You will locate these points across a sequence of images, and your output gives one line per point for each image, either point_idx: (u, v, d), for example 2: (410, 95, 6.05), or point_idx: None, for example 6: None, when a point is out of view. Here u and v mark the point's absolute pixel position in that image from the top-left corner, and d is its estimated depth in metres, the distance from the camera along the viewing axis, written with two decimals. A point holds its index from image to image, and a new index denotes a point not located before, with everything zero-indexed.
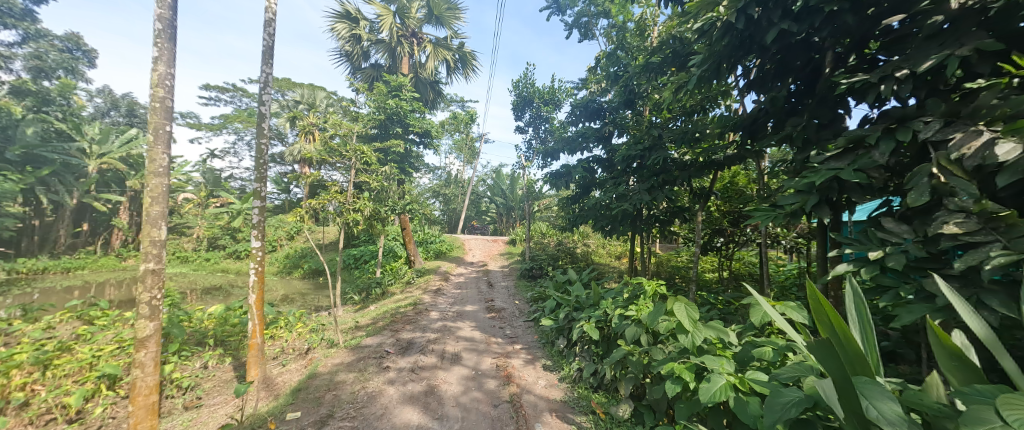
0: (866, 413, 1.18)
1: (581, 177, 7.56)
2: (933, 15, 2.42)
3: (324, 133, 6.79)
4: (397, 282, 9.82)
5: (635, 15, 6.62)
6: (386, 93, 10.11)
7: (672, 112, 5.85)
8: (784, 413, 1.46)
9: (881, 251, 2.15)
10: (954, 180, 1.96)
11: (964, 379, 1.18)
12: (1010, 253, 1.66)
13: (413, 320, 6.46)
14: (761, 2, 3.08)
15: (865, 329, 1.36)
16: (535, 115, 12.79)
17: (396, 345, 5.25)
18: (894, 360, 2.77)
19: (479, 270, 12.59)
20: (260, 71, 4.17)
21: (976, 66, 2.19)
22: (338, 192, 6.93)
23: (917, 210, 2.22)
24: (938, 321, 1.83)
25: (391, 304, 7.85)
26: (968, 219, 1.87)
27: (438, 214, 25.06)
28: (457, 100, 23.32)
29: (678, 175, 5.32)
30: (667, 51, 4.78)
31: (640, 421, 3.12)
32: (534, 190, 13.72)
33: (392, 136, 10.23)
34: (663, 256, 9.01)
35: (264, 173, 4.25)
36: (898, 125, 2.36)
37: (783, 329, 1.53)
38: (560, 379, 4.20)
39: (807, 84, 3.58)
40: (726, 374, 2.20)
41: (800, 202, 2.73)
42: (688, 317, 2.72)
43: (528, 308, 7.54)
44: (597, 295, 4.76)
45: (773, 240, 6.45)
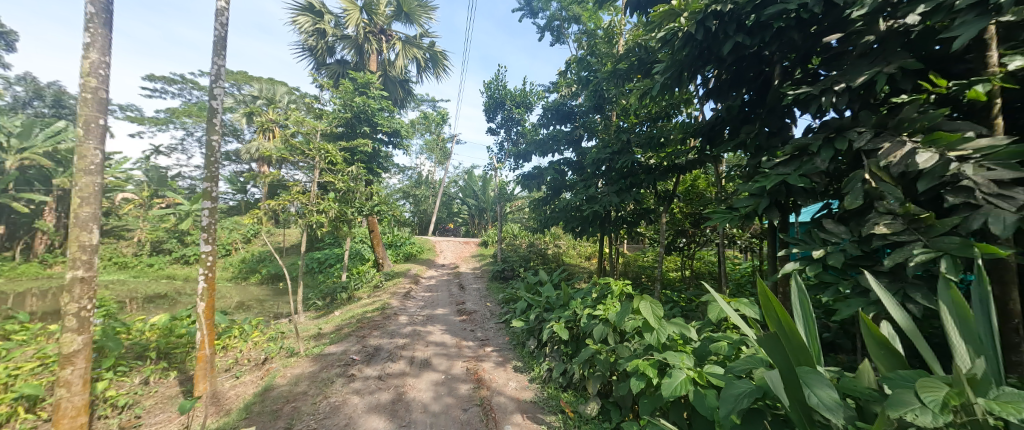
0: (808, 401, 1.30)
1: (552, 179, 7.66)
2: (866, 35, 2.66)
3: (285, 131, 6.48)
4: (364, 286, 9.49)
5: (604, 22, 6.78)
6: (353, 90, 9.77)
7: (638, 117, 6.05)
8: (737, 403, 1.55)
9: (823, 250, 2.33)
10: (883, 185, 2.15)
11: (890, 366, 1.30)
12: (929, 251, 1.85)
13: (381, 326, 6.26)
14: (718, 15, 3.25)
15: (808, 323, 1.47)
16: (507, 117, 12.83)
17: (362, 352, 5.06)
18: (834, 349, 3.01)
19: (450, 272, 12.41)
20: (211, 63, 3.90)
21: (901, 83, 2.43)
22: (300, 193, 6.62)
23: (852, 212, 2.42)
24: (871, 314, 2.00)
25: (358, 309, 7.57)
26: (895, 221, 2.07)
27: (408, 216, 24.56)
28: (428, 100, 22.96)
29: (644, 178, 5.51)
30: (633, 58, 4.96)
31: (607, 418, 3.19)
32: (506, 191, 13.74)
33: (358, 135, 9.83)
34: (630, 256, 9.29)
35: (215, 172, 3.96)
36: (837, 134, 2.56)
37: (737, 324, 1.66)
38: (530, 380, 4.22)
39: (758, 94, 3.81)
40: (686, 369, 2.28)
41: (753, 205, 2.90)
42: (652, 315, 2.83)
43: (499, 309, 7.52)
44: (567, 295, 4.83)
45: (730, 240, 6.83)
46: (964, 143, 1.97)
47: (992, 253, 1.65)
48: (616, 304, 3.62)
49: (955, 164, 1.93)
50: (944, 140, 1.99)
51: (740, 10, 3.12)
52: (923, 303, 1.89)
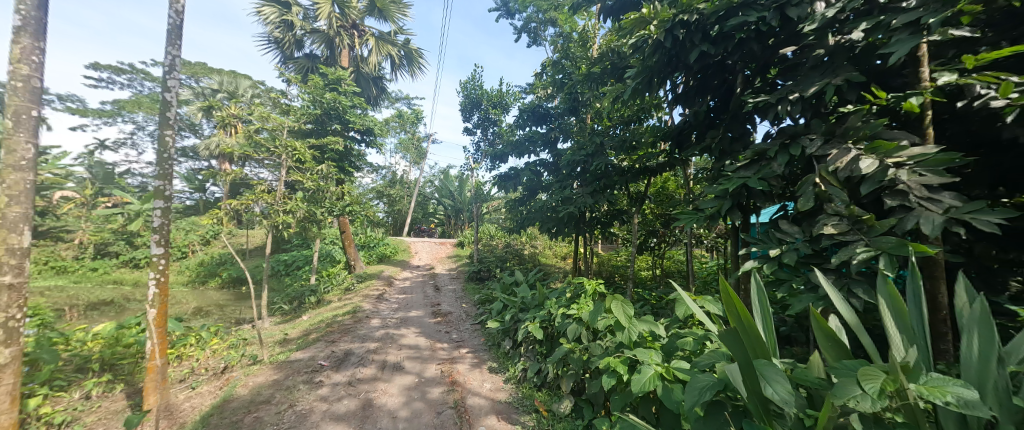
0: (765, 392, 1.38)
1: (528, 180, 7.69)
2: (817, 49, 2.85)
3: (248, 127, 6.16)
4: (335, 289, 9.18)
5: (579, 26, 6.89)
6: (323, 86, 9.42)
7: (611, 120, 6.22)
8: (700, 396, 1.62)
9: (779, 249, 2.47)
10: (831, 188, 2.31)
11: (835, 356, 1.41)
12: (870, 249, 2.01)
13: (351, 330, 6.07)
14: (685, 25, 3.39)
15: (766, 318, 1.58)
16: (484, 117, 12.81)
17: (331, 357, 4.89)
18: (790, 342, 3.20)
19: (425, 274, 12.20)
20: (164, 53, 3.65)
21: (847, 94, 2.61)
22: (265, 192, 6.30)
23: (805, 213, 2.59)
24: (820, 309, 2.15)
25: (327, 313, 7.30)
26: (841, 222, 2.23)
27: (382, 216, 24.01)
28: (402, 98, 22.51)
29: (617, 180, 5.65)
30: (607, 63, 5.08)
31: (579, 415, 3.24)
32: (483, 192, 13.66)
33: (329, 133, 9.50)
34: (605, 256, 9.47)
35: (169, 169, 3.70)
36: (791, 140, 2.72)
37: (702, 320, 1.80)
38: (505, 381, 4.22)
39: (722, 101, 3.99)
40: (654, 364, 2.35)
41: (717, 206, 3.04)
42: (623, 314, 2.91)
43: (475, 311, 7.47)
44: (542, 295, 4.87)
45: (698, 239, 7.12)
46: (900, 151, 2.16)
47: (924, 251, 1.81)
48: (589, 304, 3.69)
49: (892, 170, 2.11)
50: (883, 149, 2.17)
51: (705, 21, 3.27)
52: (865, 297, 2.05)
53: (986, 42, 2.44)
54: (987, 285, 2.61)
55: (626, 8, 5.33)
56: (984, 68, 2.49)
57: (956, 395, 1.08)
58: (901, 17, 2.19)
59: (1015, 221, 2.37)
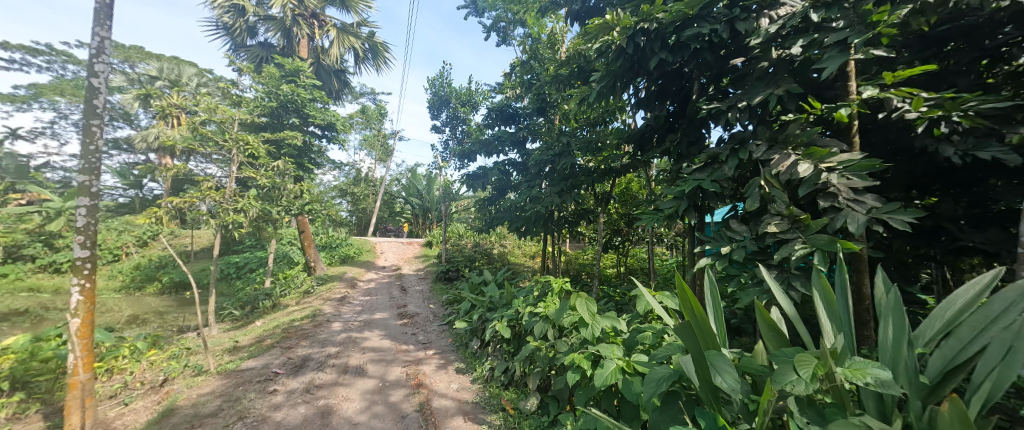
0: (716, 382, 1.48)
1: (497, 179, 7.67)
2: (762, 61, 3.07)
3: (192, 118, 5.68)
4: (292, 293, 8.69)
5: (547, 28, 6.97)
6: (279, 77, 8.89)
7: (578, 122, 6.37)
8: (657, 387, 1.71)
9: (729, 247, 2.64)
10: (774, 190, 2.49)
11: (776, 344, 1.59)
12: (807, 247, 2.22)
13: (311, 334, 5.78)
14: (646, 32, 3.53)
15: (717, 313, 1.84)
16: (453, 115, 12.69)
17: (287, 364, 4.63)
18: (739, 333, 3.42)
19: (391, 275, 11.84)
20: (90, 34, 3.28)
21: (788, 104, 2.84)
22: (212, 189, 5.83)
23: (751, 213, 2.78)
24: (764, 302, 2.32)
25: (284, 318, 6.90)
26: (782, 222, 2.42)
27: (345, 215, 23.19)
28: (367, 93, 21.76)
29: (583, 180, 5.79)
30: (574, 65, 5.20)
31: (545, 412, 3.29)
32: (451, 191, 13.47)
33: (285, 127, 8.97)
34: (572, 254, 9.65)
35: (97, 163, 3.34)
36: (739, 146, 2.91)
37: (661, 315, 2.07)
38: (472, 380, 4.19)
39: (680, 106, 4.18)
40: (616, 358, 2.40)
41: (676, 207, 3.20)
42: (587, 311, 2.98)
43: (443, 311, 7.35)
44: (510, 294, 4.89)
45: (659, 238, 7.43)
46: (831, 157, 2.38)
47: (850, 248, 2.04)
48: (556, 301, 3.74)
49: (824, 174, 2.33)
50: (817, 155, 2.38)
51: (664, 29, 3.41)
52: (802, 290, 2.25)
53: (902, 61, 2.75)
54: (902, 276, 2.94)
55: (591, 13, 5.50)
56: (900, 84, 2.80)
57: (874, 375, 1.22)
58: (832, 35, 2.41)
59: (924, 221, 2.68)
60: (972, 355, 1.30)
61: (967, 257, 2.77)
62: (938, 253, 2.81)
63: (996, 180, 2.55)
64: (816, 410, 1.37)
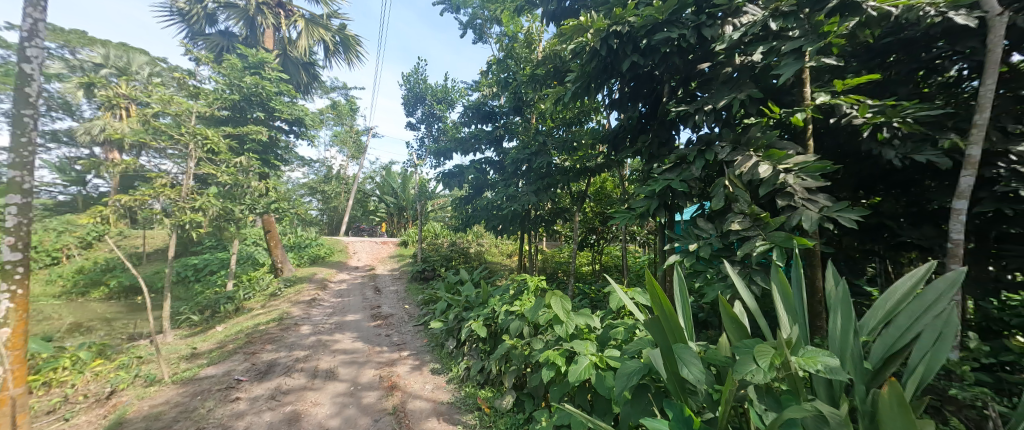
0: (681, 373, 1.55)
1: (474, 178, 7.58)
2: (726, 66, 3.21)
3: (143, 110, 5.30)
4: (257, 296, 8.29)
5: (523, 28, 6.98)
6: (242, 69, 8.44)
7: (554, 122, 6.42)
8: (628, 381, 1.76)
9: (697, 244, 2.74)
10: (737, 190, 2.62)
11: (737, 336, 1.69)
12: (767, 243, 2.34)
13: (277, 339, 5.53)
14: (618, 35, 3.60)
15: (685, 308, 1.95)
16: (428, 113, 12.53)
17: (252, 371, 4.40)
18: (705, 326, 3.57)
19: (364, 275, 11.52)
20: (21, 16, 2.98)
21: (750, 107, 2.98)
22: (166, 186, 5.44)
23: (717, 212, 2.91)
24: (727, 296, 2.43)
25: (248, 322, 6.57)
26: (744, 220, 2.54)
27: (315, 214, 22.43)
28: (338, 87, 21.06)
29: (559, 179, 5.85)
30: (550, 65, 5.25)
31: (521, 409, 3.31)
32: (427, 190, 13.25)
33: (249, 122, 8.51)
34: (549, 253, 9.73)
35: (30, 157, 3.04)
36: (705, 147, 3.03)
37: (633, 311, 2.15)
38: (447, 381, 4.15)
39: (652, 108, 4.30)
40: (589, 354, 2.43)
41: (647, 206, 3.30)
42: (562, 308, 3.01)
43: (418, 311, 7.23)
44: (486, 293, 4.88)
45: (633, 236, 7.63)
46: (788, 158, 2.52)
47: (805, 244, 2.18)
48: (531, 299, 3.76)
49: (782, 175, 2.47)
50: (776, 157, 2.52)
51: (635, 33, 3.49)
52: (762, 284, 2.38)
53: (851, 70, 2.96)
54: (851, 270, 3.16)
55: (566, 14, 5.58)
56: (850, 91, 3.00)
57: (824, 363, 1.31)
58: (788, 44, 2.56)
59: (869, 218, 2.90)
60: (908, 341, 1.41)
61: (906, 252, 3.01)
62: (881, 248, 3.04)
63: (930, 181, 2.78)
64: (772, 398, 1.46)
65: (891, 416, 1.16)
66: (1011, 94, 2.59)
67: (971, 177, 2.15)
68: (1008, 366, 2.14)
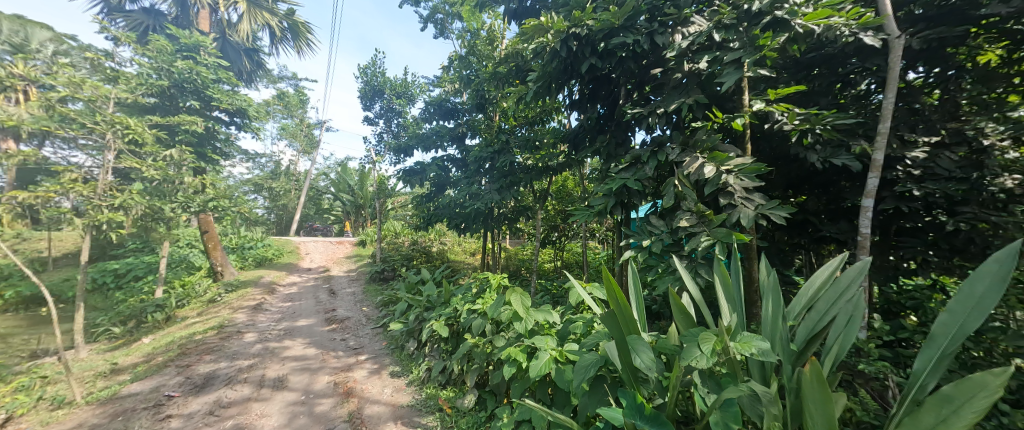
0: (634, 362, 1.64)
1: (436, 175, 7.39)
2: (676, 72, 3.40)
3: (46, 94, 4.61)
4: (194, 303, 7.59)
5: (486, 24, 6.93)
6: (173, 52, 7.65)
7: (517, 120, 6.44)
8: (585, 373, 1.83)
9: (649, 240, 2.88)
10: (685, 189, 2.80)
11: (684, 325, 1.83)
12: (711, 239, 2.53)
13: (217, 348, 5.10)
14: (578, 38, 3.70)
15: (639, 302, 2.08)
16: (387, 107, 12.15)
17: (187, 385, 4.03)
18: (658, 318, 3.77)
19: (318, 277, 10.93)
20: None
21: (697, 112, 3.18)
22: (77, 182, 4.77)
23: (667, 209, 3.08)
24: (677, 288, 2.60)
25: (183, 331, 5.99)
26: (691, 217, 2.72)
27: (261, 212, 20.89)
28: (286, 77, 19.73)
29: (522, 178, 5.92)
30: (512, 64, 5.28)
31: (483, 407, 3.31)
32: (386, 187, 12.79)
33: (181, 111, 7.73)
34: (512, 250, 9.77)
35: None
36: (657, 148, 3.20)
37: (590, 306, 2.24)
38: (407, 383, 4.05)
39: (609, 110, 4.45)
40: (549, 349, 2.47)
41: (604, 203, 3.42)
42: (522, 305, 3.05)
43: (377, 313, 6.98)
44: (448, 293, 4.81)
45: (592, 233, 7.88)
46: (729, 160, 2.73)
47: (743, 239, 2.39)
48: (493, 297, 3.77)
49: (724, 175, 2.68)
50: (719, 158, 2.72)
51: (593, 36, 3.61)
52: (706, 276, 2.57)
53: (782, 80, 3.26)
54: (781, 261, 3.49)
55: (527, 14, 5.64)
56: (781, 100, 3.30)
57: (757, 346, 1.45)
58: (730, 54, 2.76)
59: (797, 215, 3.21)
60: (826, 323, 1.60)
61: (826, 245, 3.37)
62: (807, 241, 3.38)
63: (845, 182, 3.14)
64: (714, 381, 1.59)
65: (812, 390, 1.31)
66: (907, 107, 2.99)
67: (876, 179, 2.46)
68: (904, 342, 2.48)
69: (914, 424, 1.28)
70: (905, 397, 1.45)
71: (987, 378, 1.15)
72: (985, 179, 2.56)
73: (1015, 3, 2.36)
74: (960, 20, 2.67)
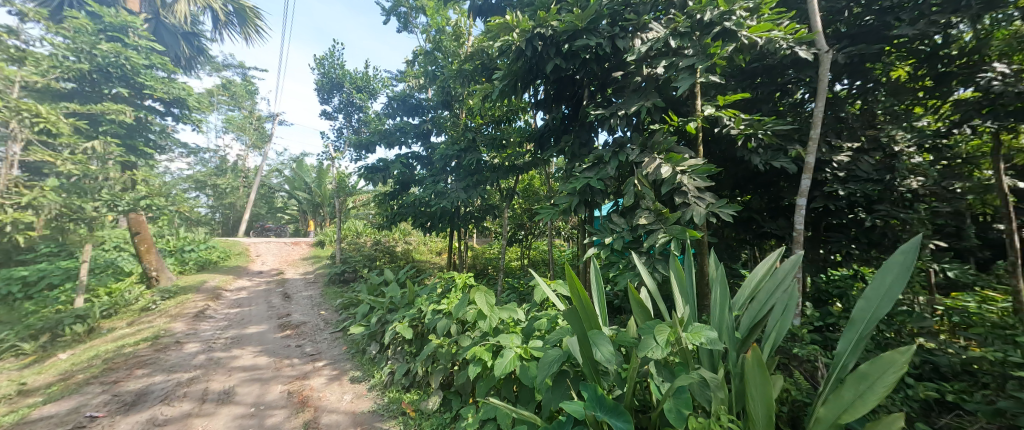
0: (595, 356, 1.69)
1: (399, 173, 7.18)
2: (636, 76, 3.53)
3: None
4: (123, 313, 6.87)
5: (452, 20, 6.83)
6: (94, 32, 6.86)
7: (484, 118, 6.39)
8: (549, 369, 1.86)
9: (611, 238, 2.99)
10: (644, 188, 2.92)
11: (641, 318, 1.92)
12: (667, 235, 2.68)
13: (152, 361, 4.67)
14: (543, 38, 3.75)
15: (601, 297, 2.16)
16: (348, 102, 11.71)
17: (114, 404, 3.65)
18: (618, 312, 3.92)
19: (271, 280, 10.29)
20: None
21: (655, 115, 3.33)
22: None
23: (628, 208, 3.21)
24: (636, 283, 2.72)
25: (111, 344, 5.41)
26: (649, 215, 2.86)
27: (205, 212, 19.28)
28: (232, 65, 18.32)
29: (489, 176, 5.90)
30: (478, 61, 5.25)
31: (448, 408, 3.28)
32: (347, 185, 12.27)
33: (105, 99, 6.97)
34: (479, 250, 9.71)
35: None
36: (618, 148, 3.32)
37: (554, 302, 2.29)
38: (369, 388, 3.93)
39: (573, 110, 4.55)
40: (514, 347, 2.48)
41: (569, 202, 3.49)
42: (487, 304, 3.04)
43: (337, 317, 6.69)
44: (413, 293, 4.70)
45: (558, 231, 8.03)
46: (684, 161, 2.89)
47: (695, 235, 2.53)
48: (459, 297, 3.74)
49: (679, 175, 2.83)
50: (675, 160, 2.88)
51: (557, 37, 3.67)
52: (662, 271, 2.72)
53: (730, 87, 3.49)
54: (729, 256, 3.75)
55: (492, 11, 5.63)
56: (729, 106, 3.54)
57: (706, 336, 1.55)
58: (685, 61, 2.91)
59: (743, 213, 3.46)
60: (766, 311, 1.74)
61: (768, 240, 3.66)
62: (751, 237, 3.65)
63: (783, 183, 3.42)
64: (668, 370, 1.68)
65: (753, 374, 1.41)
66: (834, 115, 3.29)
67: (808, 180, 2.71)
68: (831, 326, 2.76)
69: (838, 400, 1.43)
70: (830, 377, 1.61)
71: (895, 355, 1.30)
72: (896, 181, 2.90)
73: (919, 27, 2.69)
74: (877, 38, 3.03)
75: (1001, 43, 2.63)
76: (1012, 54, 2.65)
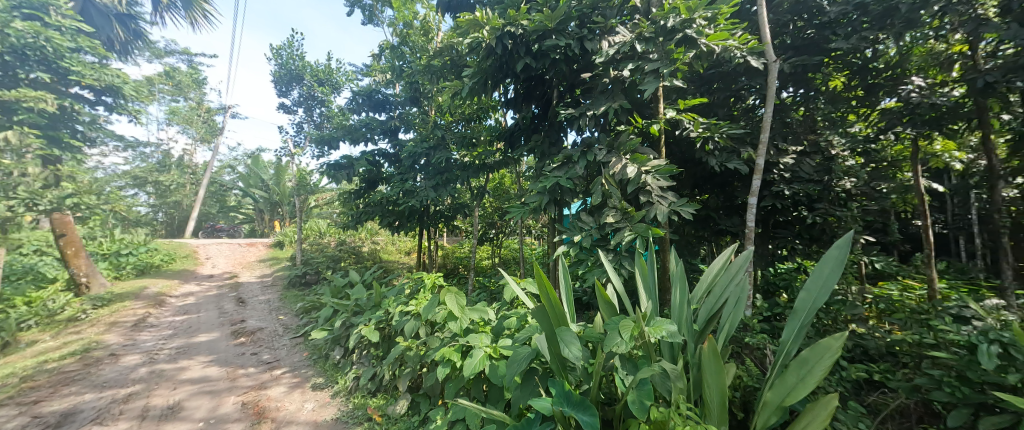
0: (563, 352, 1.73)
1: (366, 170, 6.95)
2: (603, 78, 3.61)
3: None
4: (46, 325, 6.18)
5: (420, 14, 6.68)
6: (7, 8, 6.07)
7: (453, 116, 6.32)
8: (519, 367, 1.88)
9: (580, 236, 3.05)
10: (611, 188, 3.01)
11: (607, 314, 1.99)
12: (633, 232, 2.78)
13: (81, 378, 4.24)
14: (513, 37, 3.75)
15: (568, 295, 2.21)
16: (309, 95, 11.21)
17: (34, 427, 3.29)
18: (586, 309, 4.01)
19: (223, 284, 9.64)
20: None
21: (621, 116, 3.42)
22: None
23: (595, 206, 3.29)
24: (603, 280, 2.80)
25: (30, 359, 4.86)
26: (616, 213, 2.95)
27: (145, 211, 17.71)
28: (176, 52, 16.90)
29: (459, 175, 5.81)
30: (447, 57, 5.17)
31: (416, 411, 3.23)
32: (309, 183, 11.71)
33: (20, 84, 6.24)
34: (449, 248, 9.60)
35: None
36: (586, 148, 3.38)
37: (523, 301, 2.31)
38: (332, 395, 3.79)
39: (543, 110, 4.59)
40: (483, 346, 2.48)
41: (539, 200, 3.52)
42: (457, 304, 3.02)
43: (297, 321, 6.39)
44: (379, 295, 4.57)
45: (528, 229, 8.11)
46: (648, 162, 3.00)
47: (658, 232, 2.64)
48: (428, 297, 3.69)
49: (644, 175, 2.94)
50: (640, 160, 2.99)
51: (527, 36, 3.70)
52: (627, 268, 2.81)
53: (690, 92, 3.67)
54: (689, 252, 3.94)
55: (461, 8, 5.57)
56: (689, 109, 3.72)
57: (666, 329, 1.62)
58: (649, 65, 3.02)
59: (701, 211, 3.65)
60: (721, 304, 1.85)
61: (724, 237, 3.88)
62: (709, 234, 3.86)
63: (737, 183, 3.65)
64: (632, 363, 1.75)
65: (709, 363, 1.50)
66: (781, 120, 3.54)
67: (758, 181, 2.90)
68: (777, 316, 2.98)
69: (782, 385, 1.55)
70: (776, 363, 1.74)
71: (830, 341, 1.43)
72: (834, 181, 3.17)
73: (852, 41, 2.95)
74: (817, 51, 3.30)
75: (918, 59, 3.11)
76: (927, 69, 3.16)
